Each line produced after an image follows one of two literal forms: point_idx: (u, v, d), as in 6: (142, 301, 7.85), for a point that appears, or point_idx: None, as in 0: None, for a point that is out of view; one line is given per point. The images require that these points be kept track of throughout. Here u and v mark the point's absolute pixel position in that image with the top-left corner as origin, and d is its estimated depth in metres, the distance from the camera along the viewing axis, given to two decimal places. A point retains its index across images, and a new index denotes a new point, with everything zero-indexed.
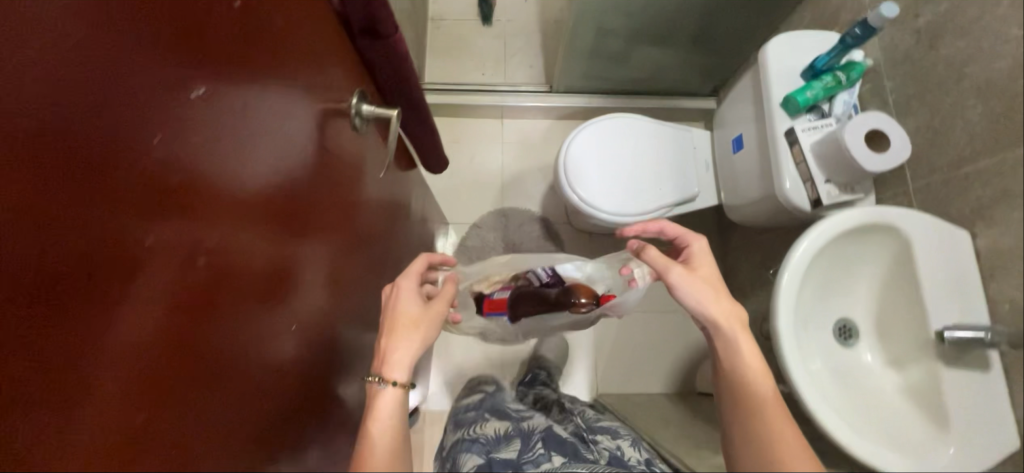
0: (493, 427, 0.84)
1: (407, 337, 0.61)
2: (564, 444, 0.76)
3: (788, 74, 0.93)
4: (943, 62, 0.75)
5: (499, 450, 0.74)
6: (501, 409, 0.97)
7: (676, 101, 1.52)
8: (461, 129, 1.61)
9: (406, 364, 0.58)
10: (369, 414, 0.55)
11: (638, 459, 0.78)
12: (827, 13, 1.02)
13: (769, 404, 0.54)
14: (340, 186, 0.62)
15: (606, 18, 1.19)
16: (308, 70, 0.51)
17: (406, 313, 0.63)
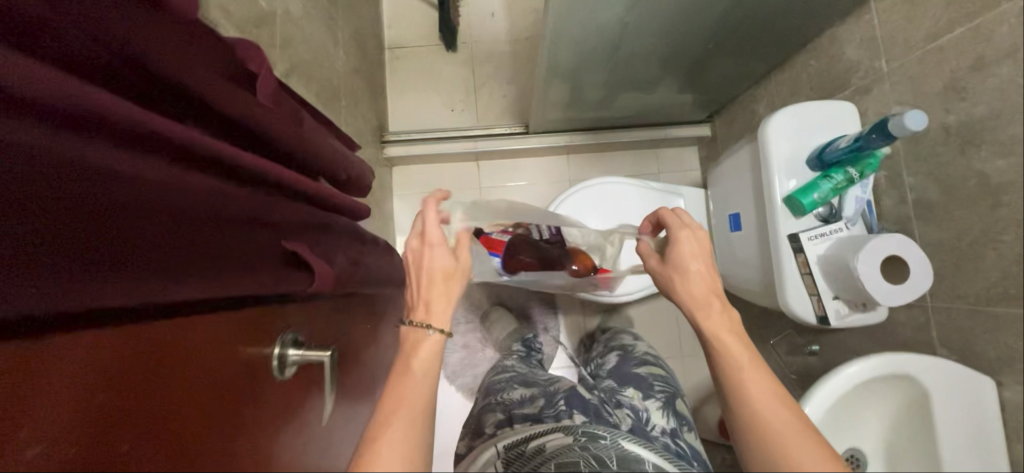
0: (523, 390, 0.94)
1: (440, 288, 0.56)
2: (588, 405, 0.85)
3: (793, 164, 0.81)
4: (976, 178, 0.64)
5: (522, 408, 0.87)
6: (533, 371, 1.05)
7: (665, 131, 1.37)
8: (433, 177, 1.47)
9: (443, 311, 0.55)
10: (409, 357, 0.53)
11: (662, 427, 0.86)
12: (836, 68, 0.87)
13: (765, 396, 0.52)
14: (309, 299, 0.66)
15: (583, 74, 1.02)
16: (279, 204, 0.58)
17: (441, 267, 0.56)
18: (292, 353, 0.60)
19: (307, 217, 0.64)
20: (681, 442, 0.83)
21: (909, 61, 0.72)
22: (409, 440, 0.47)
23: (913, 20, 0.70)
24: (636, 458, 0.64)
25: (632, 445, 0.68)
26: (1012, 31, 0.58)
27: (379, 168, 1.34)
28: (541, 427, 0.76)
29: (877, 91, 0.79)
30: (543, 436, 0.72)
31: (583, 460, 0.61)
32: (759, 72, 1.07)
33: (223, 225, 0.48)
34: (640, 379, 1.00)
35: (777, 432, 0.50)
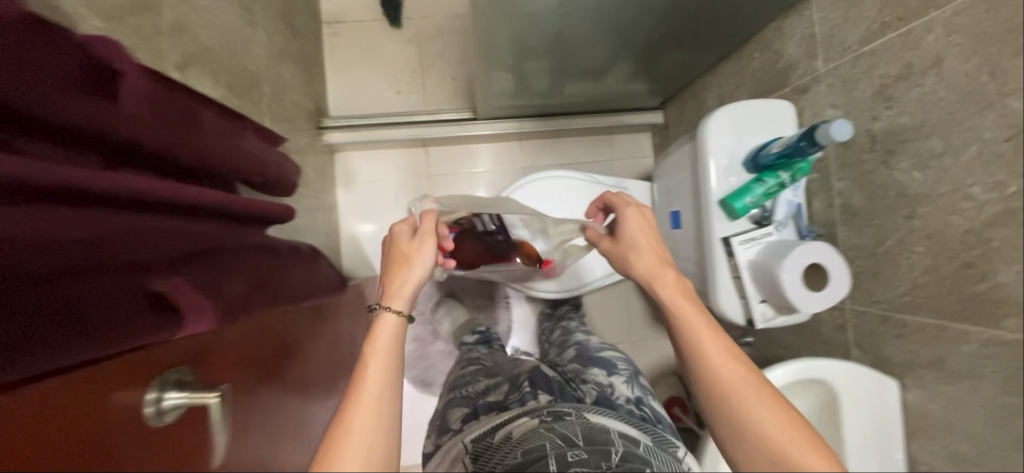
0: (486, 380, 0.89)
1: (406, 271, 0.60)
2: (552, 386, 0.81)
3: (728, 166, 0.79)
4: (896, 188, 0.64)
5: (487, 396, 0.82)
6: (498, 360, 1.00)
7: (618, 119, 1.33)
8: (379, 164, 1.40)
9: (406, 291, 0.57)
10: (369, 340, 0.53)
11: (627, 396, 0.83)
12: (778, 65, 0.85)
13: (719, 348, 0.51)
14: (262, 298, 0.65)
15: (524, 64, 0.95)
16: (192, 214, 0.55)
17: (396, 252, 0.62)
18: (171, 397, 0.57)
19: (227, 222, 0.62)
20: (648, 411, 0.81)
21: (843, 64, 0.70)
22: (373, 424, 0.45)
23: (849, 20, 0.68)
24: (601, 430, 0.63)
25: (598, 416, 0.68)
26: (937, 41, 0.56)
27: (317, 157, 1.26)
28: (504, 414, 0.71)
29: (813, 91, 0.77)
30: (507, 426, 0.67)
31: (549, 442, 0.60)
32: (707, 63, 1.04)
33: (93, 275, 0.41)
34: (607, 355, 0.95)
35: (734, 384, 0.48)
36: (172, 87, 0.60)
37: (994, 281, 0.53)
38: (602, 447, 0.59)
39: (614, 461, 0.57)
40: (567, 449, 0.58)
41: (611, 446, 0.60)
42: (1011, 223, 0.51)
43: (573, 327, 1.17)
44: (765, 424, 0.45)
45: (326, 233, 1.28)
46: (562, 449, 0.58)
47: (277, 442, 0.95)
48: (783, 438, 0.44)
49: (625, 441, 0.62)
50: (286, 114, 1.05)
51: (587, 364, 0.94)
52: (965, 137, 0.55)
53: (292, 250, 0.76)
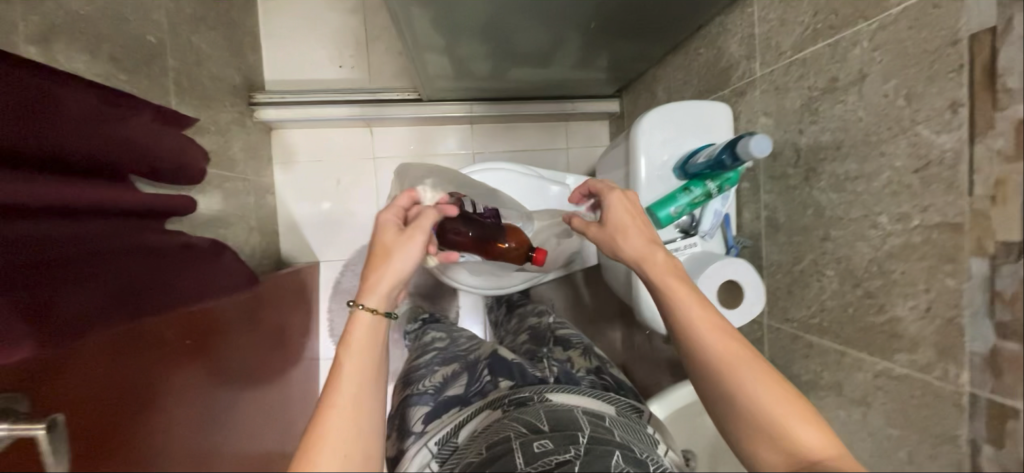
0: (441, 368, 0.73)
1: (387, 268, 0.50)
2: (512, 367, 0.69)
3: (657, 171, 0.75)
4: (814, 208, 0.61)
5: (448, 390, 0.67)
6: (451, 340, 0.85)
7: (573, 106, 1.27)
8: (321, 143, 1.32)
9: (383, 291, 0.49)
10: (342, 341, 0.47)
11: (587, 368, 0.75)
12: (720, 64, 0.80)
13: (711, 328, 0.47)
14: (149, 287, 0.65)
15: (457, 48, 0.88)
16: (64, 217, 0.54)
17: (380, 244, 0.52)
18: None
19: (110, 221, 0.61)
20: (610, 379, 0.73)
21: (776, 69, 0.66)
22: (352, 432, 0.42)
23: (785, 23, 0.64)
24: (565, 411, 0.54)
25: (560, 395, 0.59)
26: (861, 56, 0.53)
27: (248, 135, 1.17)
28: (466, 410, 0.60)
29: (749, 96, 0.73)
30: (471, 424, 0.57)
31: (511, 432, 0.51)
32: (657, 55, 0.99)
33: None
34: (565, 333, 0.87)
35: (733, 366, 0.44)
36: (58, 79, 0.56)
37: (891, 314, 0.52)
38: (568, 431, 0.50)
39: (583, 444, 0.48)
40: (532, 438, 0.49)
41: (579, 429, 0.51)
42: (910, 257, 0.49)
43: (527, 311, 1.06)
44: (767, 405, 0.42)
45: (259, 216, 1.21)
46: (525, 439, 0.49)
47: (217, 432, 0.85)
48: (784, 414, 0.41)
49: (592, 418, 0.54)
50: (201, 89, 0.96)
51: (545, 344, 0.85)
52: (878, 162, 0.52)
53: (184, 249, 0.73)
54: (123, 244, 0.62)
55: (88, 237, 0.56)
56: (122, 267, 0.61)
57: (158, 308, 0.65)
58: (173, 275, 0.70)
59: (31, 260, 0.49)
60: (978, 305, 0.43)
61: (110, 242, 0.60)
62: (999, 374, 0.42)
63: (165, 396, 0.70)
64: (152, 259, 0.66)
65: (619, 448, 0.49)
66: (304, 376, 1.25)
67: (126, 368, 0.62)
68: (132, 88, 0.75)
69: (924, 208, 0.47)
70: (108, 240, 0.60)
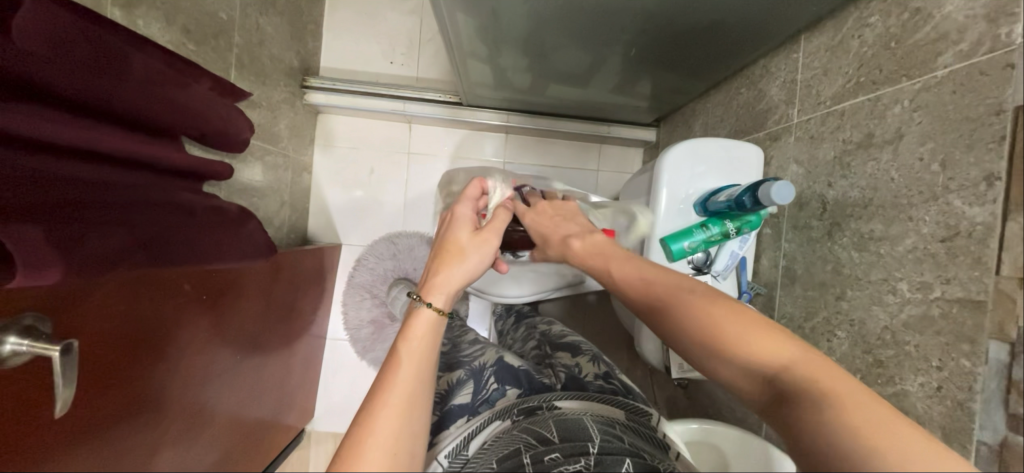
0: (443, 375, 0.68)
1: (456, 266, 0.54)
2: (518, 374, 0.67)
3: (677, 204, 0.74)
4: (833, 264, 0.59)
5: (454, 398, 0.62)
6: (453, 345, 0.80)
7: (608, 129, 1.28)
8: (362, 132, 1.38)
9: (449, 291, 0.52)
10: (401, 333, 0.49)
11: (595, 373, 0.71)
12: (759, 105, 0.79)
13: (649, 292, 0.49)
14: (174, 234, 0.71)
15: (500, 58, 0.91)
16: (105, 161, 0.60)
17: (454, 241, 0.56)
18: (13, 341, 0.47)
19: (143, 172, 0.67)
20: (617, 384, 0.69)
21: (814, 118, 0.65)
22: (397, 429, 0.42)
23: (829, 73, 0.62)
24: (574, 420, 0.53)
25: (570, 403, 0.58)
26: (901, 114, 0.51)
27: (296, 115, 1.24)
28: (474, 421, 0.57)
29: (783, 141, 0.72)
30: (483, 432, 0.54)
31: (521, 444, 0.49)
32: (697, 89, 0.98)
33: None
34: (572, 340, 0.84)
35: (667, 308, 0.46)
36: (139, 43, 0.63)
37: (898, 387, 0.49)
38: (578, 441, 0.49)
39: (594, 456, 0.46)
40: (543, 450, 0.47)
41: (590, 439, 0.49)
42: (926, 330, 0.46)
43: (535, 321, 1.03)
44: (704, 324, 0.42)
45: (292, 192, 1.27)
46: (536, 450, 0.47)
47: (215, 383, 0.87)
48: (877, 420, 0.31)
49: (602, 426, 0.52)
50: (260, 67, 1.03)
51: (552, 352, 0.82)
52: (904, 226, 0.50)
53: (212, 211, 0.80)
54: (155, 193, 0.68)
55: (122, 182, 0.63)
56: (152, 213, 0.67)
57: (179, 257, 0.71)
58: (200, 232, 0.76)
59: (77, 200, 0.55)
60: (992, 392, 0.40)
61: (143, 189, 0.66)
62: (1006, 470, 0.39)
63: (179, 340, 0.76)
64: (179, 212, 0.72)
65: (632, 457, 0.47)
66: (306, 352, 1.28)
67: (145, 309, 0.67)
68: (198, 57, 0.81)
69: (947, 280, 0.45)
70: (139, 185, 0.66)
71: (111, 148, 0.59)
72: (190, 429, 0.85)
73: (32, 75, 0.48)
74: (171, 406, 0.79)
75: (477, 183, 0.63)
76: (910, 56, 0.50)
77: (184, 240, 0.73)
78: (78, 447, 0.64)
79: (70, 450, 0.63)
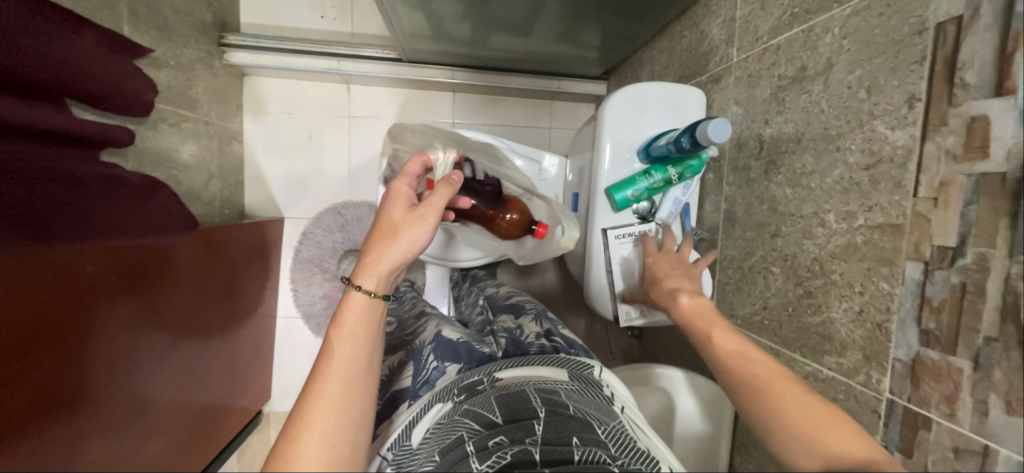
0: (387, 359, 0.71)
1: (389, 245, 0.50)
2: (458, 349, 0.67)
3: (623, 154, 0.72)
4: (769, 202, 0.60)
5: (397, 383, 0.64)
6: (399, 323, 0.82)
7: (558, 84, 1.23)
8: (296, 96, 1.27)
9: (384, 271, 0.49)
10: (333, 321, 0.46)
11: (536, 333, 0.73)
12: (701, 48, 0.77)
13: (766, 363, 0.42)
14: (64, 207, 0.63)
15: (433, 3, 0.84)
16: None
17: (388, 218, 0.52)
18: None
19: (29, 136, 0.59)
20: (559, 339, 0.71)
21: (752, 55, 0.63)
22: (332, 417, 0.41)
23: (765, 6, 0.61)
24: (514, 394, 0.51)
25: (512, 373, 0.57)
26: (831, 44, 0.50)
27: (216, 77, 1.12)
28: (416, 406, 0.55)
29: (724, 83, 0.70)
30: (426, 418, 0.52)
31: (464, 432, 0.47)
32: (643, 36, 0.95)
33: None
34: (518, 300, 0.87)
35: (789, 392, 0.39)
36: None
37: (826, 315, 0.50)
38: (523, 420, 0.47)
39: (539, 434, 0.45)
40: (486, 435, 0.46)
41: (533, 415, 0.48)
42: (850, 258, 0.48)
43: (485, 284, 1.04)
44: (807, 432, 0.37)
45: (221, 163, 1.16)
46: (480, 438, 0.46)
47: (146, 373, 0.81)
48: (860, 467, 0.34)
49: (545, 394, 0.51)
50: (160, 20, 0.91)
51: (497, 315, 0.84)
52: (833, 157, 0.50)
53: (108, 181, 0.71)
54: (45, 161, 0.61)
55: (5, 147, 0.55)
56: (39, 181, 0.60)
57: (72, 235, 0.64)
58: (94, 205, 0.68)
59: None
60: (906, 311, 0.42)
61: (30, 157, 0.59)
62: (917, 383, 0.41)
63: (98, 330, 0.69)
64: (73, 184, 0.65)
65: (577, 430, 0.46)
66: (255, 333, 1.23)
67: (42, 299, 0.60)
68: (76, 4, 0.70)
69: (870, 208, 0.45)
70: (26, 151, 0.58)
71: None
72: (128, 416, 0.80)
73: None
74: (100, 399, 0.73)
75: (416, 159, 0.60)
76: None
77: (81, 214, 0.66)
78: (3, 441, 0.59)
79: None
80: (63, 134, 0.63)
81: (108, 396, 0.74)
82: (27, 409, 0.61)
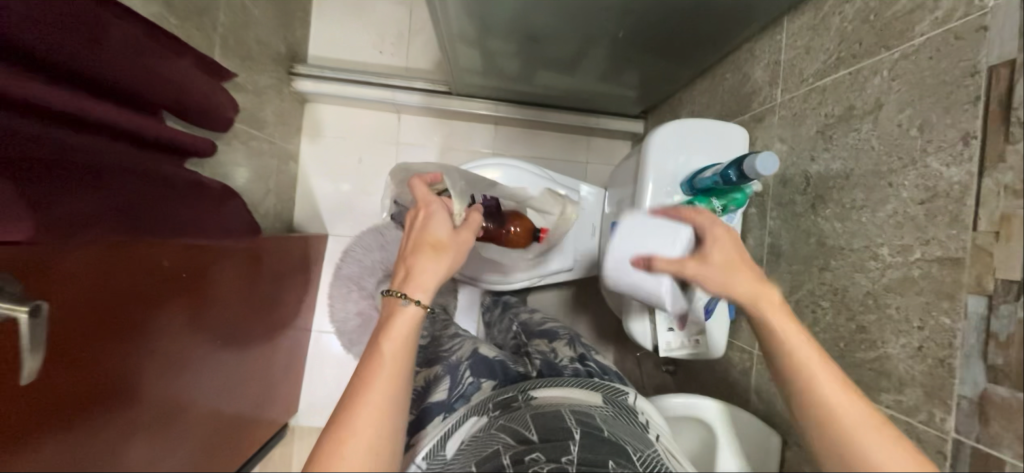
0: (422, 371, 0.73)
1: (440, 261, 0.52)
2: (493, 366, 0.69)
3: (665, 186, 0.75)
4: (817, 236, 0.60)
5: (429, 394, 0.65)
6: (434, 339, 0.84)
7: (597, 121, 1.29)
8: (349, 122, 1.37)
9: (435, 284, 0.51)
10: (382, 331, 0.48)
11: (570, 357, 0.73)
12: (744, 89, 0.80)
13: (825, 374, 0.42)
14: (154, 204, 0.70)
15: (489, 42, 0.91)
16: (109, 130, 0.61)
17: (436, 234, 0.53)
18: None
19: (142, 140, 0.68)
20: (593, 366, 0.71)
21: (797, 95, 0.66)
22: (376, 424, 0.43)
23: (810, 51, 0.64)
24: (551, 414, 0.51)
25: (548, 394, 0.57)
26: (880, 84, 0.52)
27: (283, 102, 1.23)
28: (451, 419, 0.56)
29: (768, 122, 0.73)
30: (461, 432, 0.53)
31: (501, 445, 0.47)
32: (684, 77, 0.99)
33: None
34: (551, 326, 0.87)
35: (853, 416, 0.40)
36: (128, 15, 0.63)
37: (881, 351, 0.50)
38: (559, 440, 0.46)
39: (575, 453, 0.45)
40: (524, 450, 0.45)
41: (570, 435, 0.47)
42: (907, 292, 0.47)
43: (518, 310, 1.05)
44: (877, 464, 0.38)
45: (278, 180, 1.25)
46: (516, 452, 0.45)
47: (189, 373, 0.85)
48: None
49: (579, 417, 0.51)
50: (245, 50, 1.01)
51: (530, 338, 0.85)
52: (885, 192, 0.50)
53: (193, 186, 0.79)
54: (146, 163, 0.69)
55: (118, 147, 0.64)
56: (144, 180, 0.68)
57: (152, 228, 0.69)
58: (178, 206, 0.75)
59: (70, 159, 0.56)
60: (971, 347, 0.41)
61: (136, 159, 0.67)
62: (987, 421, 0.40)
63: (160, 325, 0.74)
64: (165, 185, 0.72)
65: (613, 455, 0.46)
66: (289, 345, 1.26)
67: (122, 293, 0.65)
68: (182, 33, 0.80)
69: (927, 242, 0.45)
70: (133, 151, 0.67)
71: (66, 103, 0.54)
72: (167, 412, 0.83)
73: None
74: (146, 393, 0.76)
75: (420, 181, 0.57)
76: (887, 29, 0.52)
77: (167, 214, 0.72)
78: (49, 418, 0.62)
79: (52, 423, 0.63)
80: (164, 141, 0.71)
81: (156, 389, 0.78)
82: (85, 395, 0.66)
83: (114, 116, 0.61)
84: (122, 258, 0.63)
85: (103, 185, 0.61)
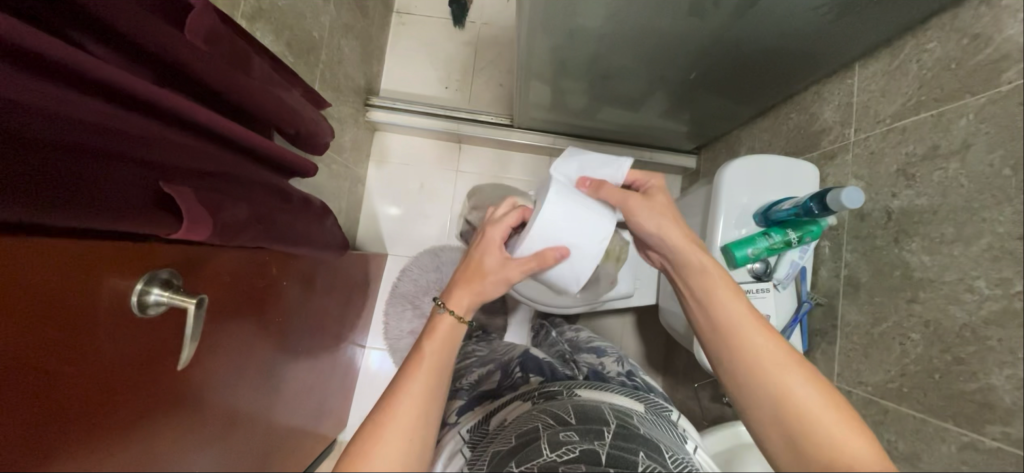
0: (478, 369, 0.79)
1: (476, 284, 0.54)
2: (542, 366, 0.74)
3: (738, 217, 0.78)
4: (902, 269, 0.62)
5: (480, 384, 0.72)
6: (491, 349, 0.92)
7: (651, 155, 1.34)
8: (413, 150, 1.46)
9: (469, 304, 0.53)
10: (425, 335, 0.51)
11: (618, 371, 0.76)
12: (811, 128, 0.84)
13: (749, 324, 0.47)
14: (279, 216, 0.75)
15: (562, 80, 0.98)
16: (259, 156, 0.68)
17: (482, 258, 0.55)
18: (156, 292, 0.53)
19: (269, 163, 0.75)
20: (640, 382, 0.74)
21: (873, 135, 0.70)
22: (415, 415, 0.45)
23: (887, 94, 0.68)
24: (592, 407, 0.53)
25: (589, 392, 0.59)
26: (968, 126, 0.55)
27: (358, 130, 1.33)
28: (497, 401, 0.63)
29: (840, 159, 0.76)
30: (504, 412, 0.59)
31: (540, 423, 0.49)
32: (744, 116, 1.04)
33: (86, 158, 0.43)
34: (599, 345, 0.90)
35: (767, 358, 0.45)
36: (256, 48, 0.70)
37: (984, 383, 0.51)
38: (593, 426, 0.48)
39: (609, 440, 0.46)
40: (559, 429, 0.47)
41: (605, 424, 0.49)
42: (1010, 324, 0.49)
43: (563, 329, 1.08)
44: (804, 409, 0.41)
45: (348, 201, 1.33)
46: (553, 430, 0.47)
47: (268, 377, 0.89)
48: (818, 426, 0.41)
49: (619, 415, 0.52)
50: (336, 83, 1.12)
51: (577, 351, 0.87)
52: (979, 227, 0.53)
53: (303, 202, 0.85)
54: (276, 185, 0.76)
55: (261, 168, 0.72)
56: (274, 196, 0.75)
57: (277, 238, 0.74)
58: (296, 219, 0.81)
59: (229, 174, 0.62)
60: None
61: (270, 182, 0.74)
62: None
63: (252, 329, 0.79)
64: (284, 197, 0.78)
65: (645, 447, 0.46)
66: (347, 360, 1.30)
67: (235, 297, 0.71)
68: (295, 68, 0.90)
69: None
70: (269, 173, 0.74)
71: (240, 131, 0.60)
72: (249, 416, 0.87)
73: (130, 35, 0.47)
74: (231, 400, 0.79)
75: (516, 212, 0.56)
76: (973, 75, 0.56)
77: (288, 227, 0.78)
78: (167, 414, 0.65)
79: (163, 419, 0.65)
80: (292, 162, 0.78)
81: (246, 390, 0.83)
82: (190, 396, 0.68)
83: (270, 145, 0.68)
84: (233, 260, 0.68)
85: (251, 196, 0.67)
